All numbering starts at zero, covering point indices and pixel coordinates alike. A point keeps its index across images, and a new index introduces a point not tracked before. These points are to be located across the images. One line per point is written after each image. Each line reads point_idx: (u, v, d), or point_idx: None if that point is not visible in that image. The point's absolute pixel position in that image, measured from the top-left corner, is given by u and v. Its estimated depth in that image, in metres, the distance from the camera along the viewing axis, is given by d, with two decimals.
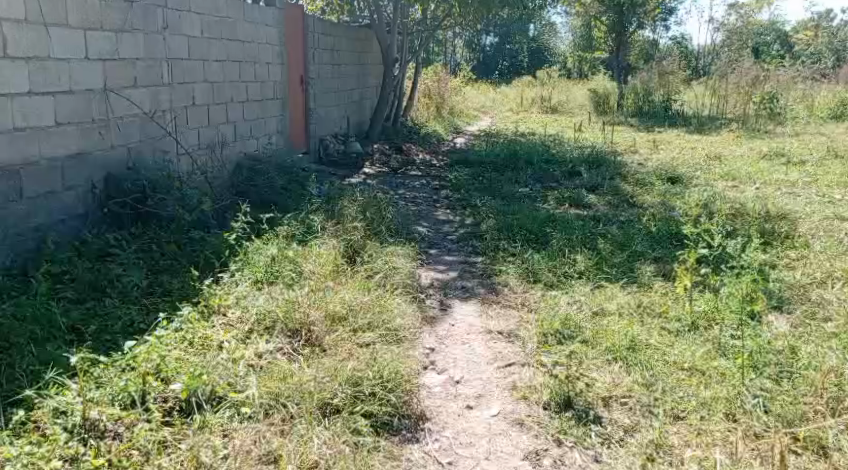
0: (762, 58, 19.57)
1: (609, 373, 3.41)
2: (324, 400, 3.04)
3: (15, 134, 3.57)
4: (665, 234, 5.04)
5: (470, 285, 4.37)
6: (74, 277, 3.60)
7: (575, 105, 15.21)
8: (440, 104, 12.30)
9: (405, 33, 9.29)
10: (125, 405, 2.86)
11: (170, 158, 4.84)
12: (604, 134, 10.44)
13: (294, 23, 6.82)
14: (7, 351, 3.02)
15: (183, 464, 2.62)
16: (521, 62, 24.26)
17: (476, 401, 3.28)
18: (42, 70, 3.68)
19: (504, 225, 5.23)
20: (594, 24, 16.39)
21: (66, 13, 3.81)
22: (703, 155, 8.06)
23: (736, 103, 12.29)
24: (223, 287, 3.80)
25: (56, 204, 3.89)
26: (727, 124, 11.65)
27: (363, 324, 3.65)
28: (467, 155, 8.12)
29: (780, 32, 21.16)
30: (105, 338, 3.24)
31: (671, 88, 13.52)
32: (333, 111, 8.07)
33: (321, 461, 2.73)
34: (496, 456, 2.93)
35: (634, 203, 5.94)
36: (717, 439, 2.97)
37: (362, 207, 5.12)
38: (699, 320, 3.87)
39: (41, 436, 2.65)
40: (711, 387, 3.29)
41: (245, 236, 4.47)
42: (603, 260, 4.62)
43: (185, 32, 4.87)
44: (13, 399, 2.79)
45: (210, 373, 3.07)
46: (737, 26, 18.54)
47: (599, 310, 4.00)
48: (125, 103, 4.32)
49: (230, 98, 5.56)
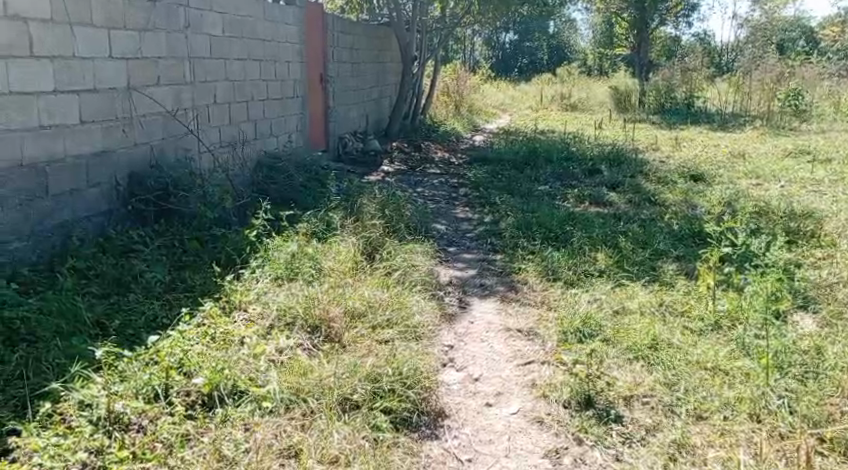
0: (787, 54, 19.20)
1: (630, 373, 3.39)
2: (344, 397, 3.07)
3: (41, 131, 3.66)
4: (687, 233, 5.00)
5: (489, 283, 4.38)
6: (99, 272, 3.69)
7: (595, 102, 14.87)
8: (459, 102, 12.34)
9: (424, 32, 9.34)
10: (149, 398, 2.92)
11: (192, 156, 4.92)
12: (628, 132, 10.36)
13: (314, 22, 6.88)
14: (34, 345, 3.09)
15: (206, 457, 2.66)
16: (541, 60, 24.04)
17: (495, 399, 3.29)
18: (67, 69, 3.77)
19: (523, 223, 5.22)
20: (616, 20, 16.41)
21: (90, 12, 3.89)
22: (727, 153, 7.97)
23: (761, 100, 12.17)
24: (244, 283, 3.86)
25: (81, 201, 3.99)
26: (753, 120, 11.48)
27: (382, 321, 3.69)
28: (487, 152, 8.10)
29: (805, 27, 20.76)
30: (129, 333, 3.31)
31: (693, 85, 13.68)
32: (352, 109, 8.13)
33: (342, 456, 2.76)
34: (516, 453, 2.94)
35: (656, 201, 5.88)
36: (741, 439, 2.94)
37: (381, 205, 5.16)
38: (723, 320, 3.83)
39: (67, 428, 2.71)
40: (735, 387, 3.26)
41: (265, 232, 4.52)
42: (624, 258, 4.59)
43: (207, 30, 4.94)
44: (40, 392, 2.85)
45: (232, 368, 3.12)
46: (760, 22, 19.09)
47: (620, 309, 3.98)
48: (148, 101, 4.40)
49: (251, 97, 5.63)
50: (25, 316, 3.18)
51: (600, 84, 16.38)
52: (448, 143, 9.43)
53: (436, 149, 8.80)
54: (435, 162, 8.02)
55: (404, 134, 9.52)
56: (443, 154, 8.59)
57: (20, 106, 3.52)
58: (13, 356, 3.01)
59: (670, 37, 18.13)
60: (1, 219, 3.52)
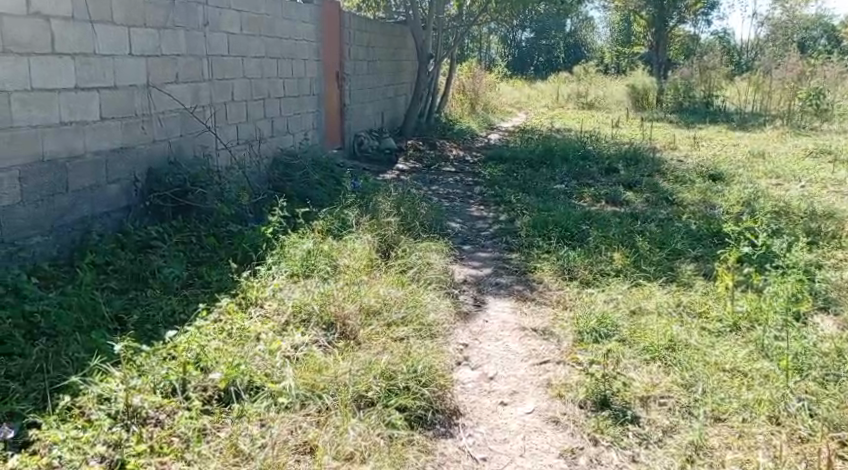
0: (808, 51, 18.84)
1: (648, 373, 3.37)
2: (359, 394, 3.08)
3: (62, 127, 3.73)
4: (706, 234, 4.96)
5: (504, 282, 4.37)
6: (118, 268, 3.75)
7: (613, 100, 14.79)
8: (474, 100, 12.38)
9: (439, 29, 9.36)
10: (166, 393, 2.95)
11: (210, 152, 4.97)
12: (645, 131, 10.27)
13: (331, 20, 6.92)
14: (54, 339, 3.14)
15: (222, 452, 2.70)
16: (557, 58, 23.74)
17: (510, 398, 3.28)
18: (87, 65, 3.82)
19: (538, 221, 5.19)
20: (634, 16, 16.37)
21: (111, 11, 3.95)
22: (746, 152, 7.89)
23: (781, 100, 11.99)
24: (260, 279, 3.89)
25: (101, 197, 4.05)
26: (773, 119, 11.37)
27: (397, 319, 3.70)
28: (502, 150, 8.06)
29: (827, 26, 20.18)
30: (147, 328, 3.36)
31: (712, 84, 13.47)
32: (368, 107, 8.16)
33: (357, 453, 2.77)
34: (532, 453, 2.93)
35: (673, 201, 5.83)
36: (760, 442, 2.92)
37: (395, 203, 5.19)
38: (742, 321, 3.79)
39: (86, 421, 2.75)
40: (754, 389, 3.22)
41: (282, 230, 4.55)
42: (641, 258, 4.57)
43: (225, 28, 4.99)
44: (59, 385, 2.90)
45: (249, 364, 3.15)
46: (781, 20, 19.86)
47: (637, 309, 3.96)
48: (167, 99, 4.46)
49: (268, 94, 5.68)
50: (45, 310, 3.24)
51: (617, 81, 16.31)
52: (463, 142, 9.43)
53: (451, 148, 8.80)
54: (451, 161, 8.02)
55: (419, 132, 9.55)
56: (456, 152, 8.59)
57: (41, 103, 3.58)
58: (34, 349, 3.06)
59: (688, 36, 18.07)
60: (23, 215, 3.59)
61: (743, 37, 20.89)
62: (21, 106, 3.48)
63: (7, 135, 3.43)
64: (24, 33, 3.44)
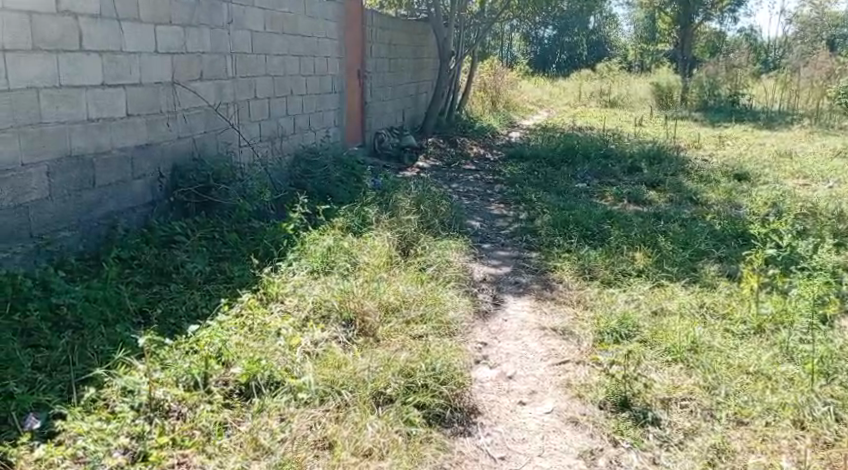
0: (838, 48, 18.47)
1: (669, 375, 3.33)
2: (378, 390, 3.09)
3: (89, 123, 3.79)
4: (730, 234, 4.89)
5: (524, 281, 4.35)
6: (142, 262, 3.81)
7: (636, 98, 14.71)
8: (495, 98, 12.38)
9: (461, 27, 9.38)
10: (189, 386, 2.98)
11: (233, 150, 5.02)
12: (670, 129, 10.16)
13: (353, 17, 6.93)
14: (80, 332, 3.19)
15: (243, 446, 2.74)
16: (580, 55, 23.66)
17: (529, 398, 3.27)
18: (114, 63, 3.88)
19: (559, 220, 5.17)
20: (659, 13, 16.26)
21: (137, 8, 4.00)
22: (772, 152, 7.77)
23: (809, 98, 11.78)
24: (281, 275, 3.92)
25: (126, 192, 4.12)
26: (800, 118, 11.19)
27: (416, 316, 3.71)
28: (525, 147, 8.02)
29: None
30: (170, 322, 3.40)
31: (738, 82, 13.33)
32: (388, 104, 8.18)
33: (375, 449, 2.78)
34: (550, 453, 2.92)
35: (697, 201, 5.76)
36: (783, 446, 2.89)
37: (416, 200, 5.20)
38: (766, 323, 3.74)
39: (109, 413, 2.79)
40: (778, 393, 3.18)
41: (302, 226, 4.59)
42: (663, 258, 4.52)
43: (249, 27, 5.02)
44: (84, 377, 2.94)
45: (269, 359, 3.17)
46: (810, 17, 19.51)
47: (658, 310, 3.92)
48: (191, 96, 4.51)
49: (290, 92, 5.72)
50: (72, 303, 3.29)
51: (642, 79, 16.17)
52: (484, 139, 9.42)
53: (472, 145, 8.78)
54: (472, 158, 8.02)
55: (440, 129, 9.55)
56: (478, 149, 8.59)
57: (69, 100, 3.65)
58: (60, 341, 3.10)
59: (714, 33, 17.93)
60: (51, 210, 3.66)
61: (772, 35, 20.53)
62: (49, 102, 3.54)
63: (36, 131, 3.49)
64: (53, 30, 3.51)
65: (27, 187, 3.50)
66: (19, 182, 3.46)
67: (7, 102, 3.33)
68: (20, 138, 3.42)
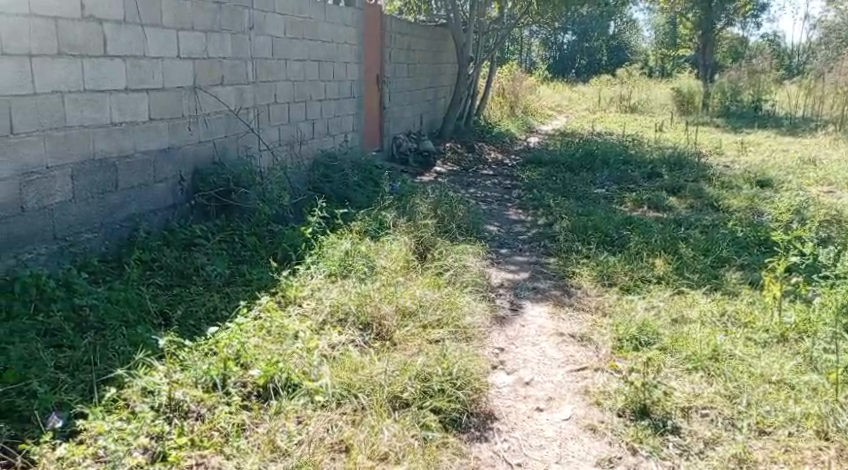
0: None
1: (690, 383, 3.30)
2: (394, 394, 3.09)
3: (113, 127, 3.86)
4: (752, 241, 4.84)
5: (542, 287, 4.34)
6: (163, 265, 3.86)
7: (657, 105, 14.62)
8: (514, 103, 12.33)
9: (480, 32, 9.39)
10: (207, 387, 3.01)
11: (252, 153, 5.07)
12: (692, 135, 10.08)
13: (372, 23, 6.98)
14: (102, 332, 3.24)
15: (260, 448, 2.75)
16: (600, 61, 23.49)
17: (546, 404, 3.25)
18: (137, 67, 3.95)
19: (578, 226, 5.14)
20: (681, 19, 16.15)
21: (160, 13, 4.06)
22: (796, 158, 7.66)
23: (835, 105, 11.61)
24: (299, 279, 3.95)
25: (148, 196, 4.18)
26: (826, 125, 11.03)
27: (433, 321, 3.71)
28: (546, 153, 7.99)
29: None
30: (190, 324, 3.43)
31: (761, 88, 13.27)
32: (406, 110, 8.21)
33: (391, 453, 2.79)
34: (568, 460, 2.90)
35: (718, 207, 5.70)
36: (807, 457, 2.84)
37: (434, 205, 5.22)
38: (789, 332, 3.68)
39: (130, 413, 2.82)
40: (801, 402, 3.13)
41: (321, 230, 4.62)
42: (684, 265, 4.48)
43: (269, 32, 5.08)
44: (106, 377, 2.97)
45: (287, 361, 3.19)
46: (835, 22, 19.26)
47: (679, 317, 3.88)
48: (212, 100, 4.57)
49: (309, 97, 5.76)
50: (94, 304, 3.33)
51: (663, 86, 16.09)
52: (503, 145, 9.40)
53: (491, 151, 8.77)
54: (491, 164, 8.01)
55: (459, 135, 9.56)
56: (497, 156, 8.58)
57: (93, 104, 3.72)
58: (82, 342, 3.14)
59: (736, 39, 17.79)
60: (75, 213, 3.73)
61: (797, 41, 20.30)
62: (74, 106, 3.61)
63: (61, 135, 3.57)
64: (78, 36, 3.57)
65: (52, 190, 3.57)
66: (44, 185, 3.53)
67: (33, 105, 3.39)
68: (46, 141, 3.49)
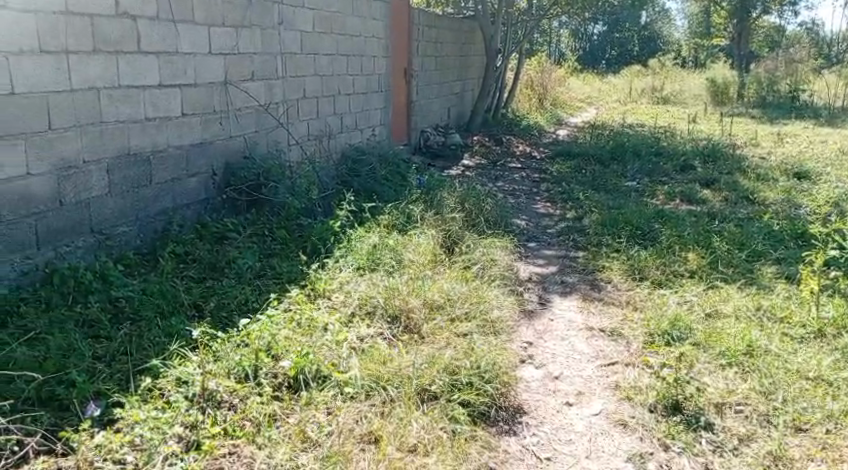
0: None
1: (723, 379, 3.23)
2: (423, 387, 3.11)
3: (147, 123, 3.94)
4: (788, 234, 4.74)
5: (570, 281, 4.30)
6: (196, 258, 3.93)
7: (690, 95, 14.37)
8: (542, 96, 12.23)
9: (509, 24, 9.33)
10: (240, 378, 3.05)
11: (282, 148, 5.12)
12: (728, 126, 9.90)
13: (400, 15, 6.98)
14: (137, 323, 3.31)
15: (291, 438, 2.79)
16: (631, 50, 23.14)
17: (576, 398, 3.23)
18: (170, 64, 4.02)
19: (608, 219, 5.08)
20: (715, 7, 15.83)
21: (191, 10, 4.12)
22: (835, 149, 7.49)
23: None
24: (328, 272, 3.98)
25: (181, 190, 4.26)
26: None
27: (461, 314, 3.71)
28: (579, 145, 7.91)
29: None
30: (222, 315, 3.49)
31: (800, 77, 12.97)
32: (434, 103, 8.20)
33: (420, 445, 2.81)
34: (598, 455, 2.87)
35: (754, 200, 5.58)
36: (845, 455, 2.78)
37: (462, 199, 5.21)
38: (828, 327, 3.59)
39: (164, 402, 2.87)
40: (840, 399, 3.06)
41: (349, 223, 4.65)
42: (718, 259, 4.40)
43: (298, 27, 5.11)
44: (141, 367, 3.03)
45: (316, 353, 3.22)
46: None
47: (712, 312, 3.81)
48: (243, 96, 4.64)
49: (338, 91, 5.80)
50: (130, 296, 3.41)
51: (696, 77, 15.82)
52: (532, 137, 9.35)
53: (519, 144, 8.72)
54: (520, 157, 7.97)
55: (488, 128, 9.53)
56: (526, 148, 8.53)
57: (128, 99, 3.79)
58: (118, 333, 3.22)
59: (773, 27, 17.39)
60: (112, 206, 3.82)
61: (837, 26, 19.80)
62: (110, 101, 3.68)
63: (97, 130, 3.65)
64: (114, 32, 3.64)
65: (88, 185, 3.65)
66: (81, 179, 3.61)
67: (69, 101, 3.48)
68: (82, 138, 3.58)
